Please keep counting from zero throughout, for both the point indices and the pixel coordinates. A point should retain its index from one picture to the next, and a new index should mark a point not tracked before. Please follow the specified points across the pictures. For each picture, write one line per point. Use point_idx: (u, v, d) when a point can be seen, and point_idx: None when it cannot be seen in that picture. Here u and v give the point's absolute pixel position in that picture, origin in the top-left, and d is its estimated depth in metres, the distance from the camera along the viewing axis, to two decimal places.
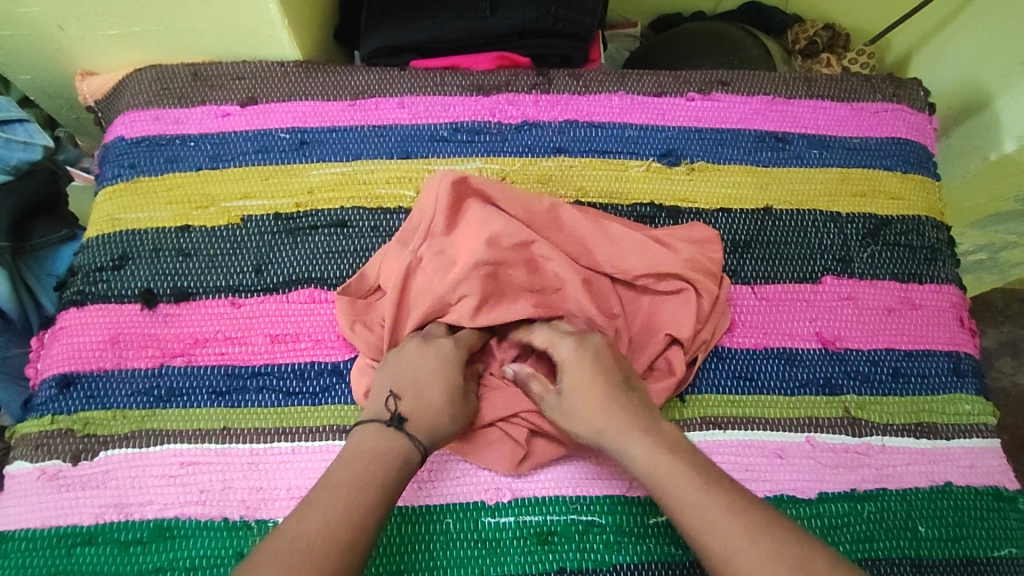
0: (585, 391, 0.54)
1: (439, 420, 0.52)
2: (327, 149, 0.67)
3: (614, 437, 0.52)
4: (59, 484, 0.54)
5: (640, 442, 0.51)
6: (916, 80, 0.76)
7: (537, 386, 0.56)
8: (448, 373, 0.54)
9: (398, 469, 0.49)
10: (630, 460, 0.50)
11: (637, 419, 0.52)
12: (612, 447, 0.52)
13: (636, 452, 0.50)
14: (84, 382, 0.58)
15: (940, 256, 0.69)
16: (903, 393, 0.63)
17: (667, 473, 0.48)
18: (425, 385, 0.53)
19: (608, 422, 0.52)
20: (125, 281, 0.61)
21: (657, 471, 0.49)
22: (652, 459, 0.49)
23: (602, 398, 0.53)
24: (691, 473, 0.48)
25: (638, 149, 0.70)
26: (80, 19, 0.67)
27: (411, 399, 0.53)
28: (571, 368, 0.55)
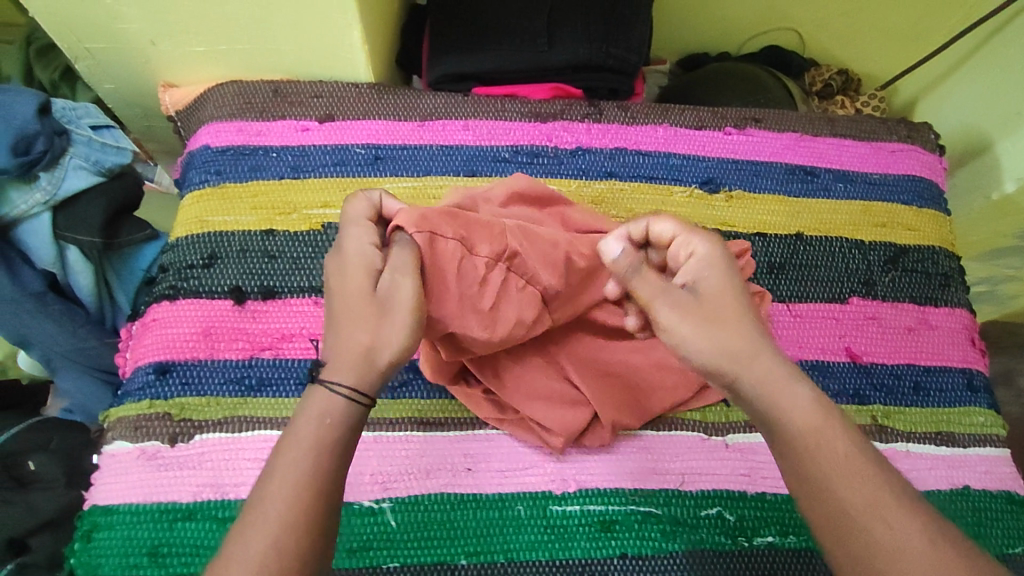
0: (729, 302, 0.51)
1: (362, 343, 0.47)
2: (399, 165, 0.73)
3: (757, 371, 0.48)
4: (158, 463, 0.59)
5: (800, 384, 0.47)
6: (927, 124, 0.83)
7: (655, 279, 0.51)
8: (359, 283, 0.48)
9: (323, 429, 0.45)
10: (788, 403, 0.47)
11: (784, 360, 0.49)
12: (754, 383, 0.48)
13: (798, 397, 0.47)
14: (180, 370, 0.63)
15: (953, 282, 0.76)
16: (925, 405, 0.70)
17: (828, 426, 0.46)
18: (342, 309, 0.49)
19: (758, 353, 0.48)
20: (215, 278, 0.66)
21: (820, 423, 0.46)
22: (814, 410, 0.46)
23: (746, 315, 0.50)
24: (850, 445, 0.45)
25: (681, 176, 0.76)
26: (172, 36, 0.70)
27: (335, 335, 0.48)
28: (712, 269, 0.52)
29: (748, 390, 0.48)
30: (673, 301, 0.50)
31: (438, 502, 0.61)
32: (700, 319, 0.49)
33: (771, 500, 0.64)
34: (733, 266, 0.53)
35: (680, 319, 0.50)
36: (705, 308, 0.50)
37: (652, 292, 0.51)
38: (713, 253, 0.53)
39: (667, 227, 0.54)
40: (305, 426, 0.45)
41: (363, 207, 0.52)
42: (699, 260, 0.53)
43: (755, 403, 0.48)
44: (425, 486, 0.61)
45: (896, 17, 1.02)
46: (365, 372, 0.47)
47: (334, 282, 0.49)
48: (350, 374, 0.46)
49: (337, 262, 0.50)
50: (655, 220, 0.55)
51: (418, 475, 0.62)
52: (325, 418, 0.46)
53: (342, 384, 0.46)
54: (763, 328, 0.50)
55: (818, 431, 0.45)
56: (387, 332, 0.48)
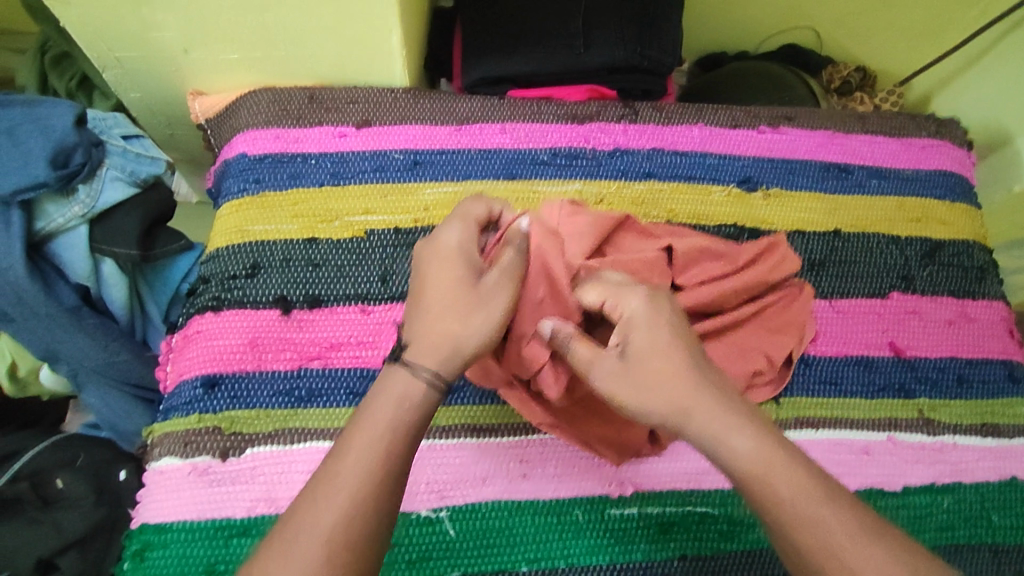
0: (659, 360, 0.47)
1: (450, 334, 0.48)
2: (438, 169, 0.72)
3: (700, 426, 0.45)
4: (209, 479, 0.58)
5: (743, 434, 0.45)
6: (954, 119, 0.84)
7: (585, 348, 0.49)
8: (459, 275, 0.50)
9: (402, 414, 0.46)
10: (731, 456, 0.44)
11: (728, 409, 0.46)
12: (701, 436, 0.45)
13: (738, 447, 0.44)
14: (227, 383, 0.61)
15: (988, 275, 0.77)
16: (968, 397, 0.70)
17: (776, 475, 0.43)
18: (434, 297, 0.49)
19: (692, 409, 0.46)
20: (260, 288, 0.65)
21: (769, 471, 0.43)
22: (759, 458, 0.44)
23: (677, 369, 0.47)
24: (810, 486, 0.43)
25: (719, 176, 0.76)
26: (206, 44, 0.69)
27: (423, 321, 0.49)
28: (639, 327, 0.48)
29: (696, 445, 0.46)
30: (602, 370, 0.47)
31: (495, 510, 0.60)
32: (633, 386, 0.47)
33: None
34: (668, 314, 0.49)
35: (612, 386, 0.47)
36: (636, 372, 0.47)
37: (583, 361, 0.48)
38: (641, 307, 0.49)
39: (614, 277, 0.52)
40: (383, 408, 0.46)
41: (479, 207, 0.54)
42: (627, 320, 0.49)
43: (705, 458, 0.46)
44: (481, 494, 0.60)
45: (910, 14, 1.04)
46: (449, 361, 0.48)
47: (427, 268, 0.51)
48: (437, 361, 0.47)
49: (434, 250, 0.51)
50: (584, 287, 0.51)
51: (474, 483, 0.60)
52: (404, 402, 0.46)
53: (425, 370, 0.47)
54: (697, 381, 0.47)
55: (765, 476, 0.43)
56: (477, 324, 0.49)
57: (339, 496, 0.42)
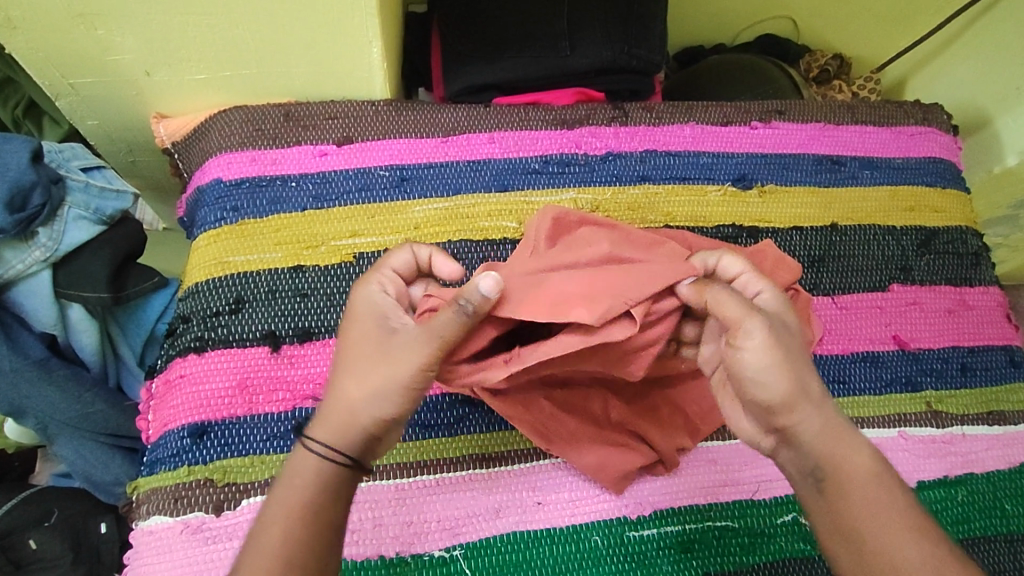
0: (802, 348, 0.48)
1: (348, 398, 0.46)
2: (426, 185, 0.69)
3: (829, 417, 0.47)
4: (204, 536, 0.54)
5: (860, 439, 0.47)
6: (939, 104, 0.84)
7: (733, 309, 0.47)
8: (366, 331, 0.48)
9: (295, 493, 0.45)
10: (847, 455, 0.46)
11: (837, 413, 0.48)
12: (828, 427, 0.46)
13: (857, 449, 0.46)
14: (216, 430, 0.58)
15: (983, 260, 0.77)
16: (972, 385, 0.71)
17: (885, 484, 0.46)
18: (346, 361, 0.48)
19: (824, 399, 0.47)
20: (246, 324, 0.61)
21: (878, 477, 0.46)
22: (870, 465, 0.46)
23: (809, 365, 0.49)
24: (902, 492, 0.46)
25: (714, 175, 0.75)
26: (170, 64, 0.64)
27: (331, 383, 0.48)
28: (783, 312, 0.50)
29: (815, 435, 0.46)
30: (770, 329, 0.46)
31: (511, 542, 0.57)
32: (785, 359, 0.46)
33: None
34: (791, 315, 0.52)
35: (756, 350, 0.46)
36: (790, 347, 0.47)
37: (739, 317, 0.46)
38: (778, 297, 0.51)
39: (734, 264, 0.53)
40: (284, 491, 0.45)
41: (403, 260, 0.52)
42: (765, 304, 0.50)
43: (821, 450, 0.46)
44: (495, 527, 0.57)
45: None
46: (344, 432, 0.46)
47: (342, 331, 0.49)
48: (328, 433, 0.46)
49: (349, 305, 0.50)
50: (723, 256, 0.54)
51: (487, 516, 0.58)
52: (298, 482, 0.45)
53: (317, 441, 0.46)
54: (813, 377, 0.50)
55: (877, 478, 0.46)
56: (374, 384, 0.46)
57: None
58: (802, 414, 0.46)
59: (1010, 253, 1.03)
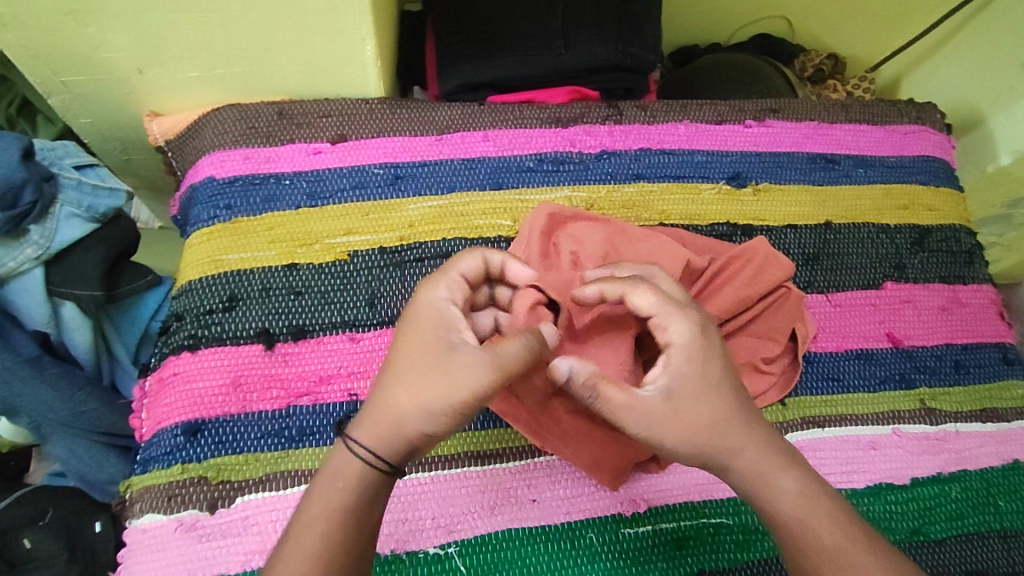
0: (715, 402, 0.49)
1: (398, 404, 0.47)
2: (421, 183, 0.69)
3: (753, 461, 0.49)
4: (197, 535, 0.54)
5: (785, 474, 0.49)
6: (932, 103, 0.84)
7: (619, 393, 0.47)
8: (427, 340, 0.48)
9: (336, 494, 0.46)
10: (773, 495, 0.49)
11: (771, 448, 0.50)
12: (750, 471, 0.49)
13: (784, 487, 0.49)
14: (210, 428, 0.57)
15: (976, 258, 0.77)
16: (966, 383, 0.71)
17: (818, 519, 0.48)
18: (399, 368, 0.48)
19: (741, 447, 0.49)
20: (239, 322, 0.61)
21: (809, 514, 0.48)
22: (801, 501, 0.48)
23: (733, 409, 0.49)
24: (839, 518, 0.48)
25: (708, 173, 0.75)
26: (163, 62, 0.64)
27: (382, 388, 0.48)
28: (700, 360, 0.49)
29: (737, 478, 0.49)
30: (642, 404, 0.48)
31: (506, 539, 0.57)
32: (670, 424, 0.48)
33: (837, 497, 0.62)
34: (719, 351, 0.50)
35: (652, 425, 0.48)
36: (686, 411, 0.48)
37: (621, 405, 0.47)
38: (694, 339, 0.50)
39: (644, 301, 0.50)
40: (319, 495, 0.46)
41: (472, 265, 0.52)
42: (678, 350, 0.50)
43: (746, 490, 0.50)
44: (490, 524, 0.57)
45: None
46: (392, 440, 0.47)
47: (402, 335, 0.49)
48: (375, 438, 0.47)
49: (409, 310, 0.50)
50: (633, 289, 0.51)
51: (482, 513, 0.58)
52: (340, 483, 0.47)
53: (360, 445, 0.47)
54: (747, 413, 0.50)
55: (804, 521, 0.48)
56: (437, 394, 0.46)
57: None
58: (719, 463, 0.49)
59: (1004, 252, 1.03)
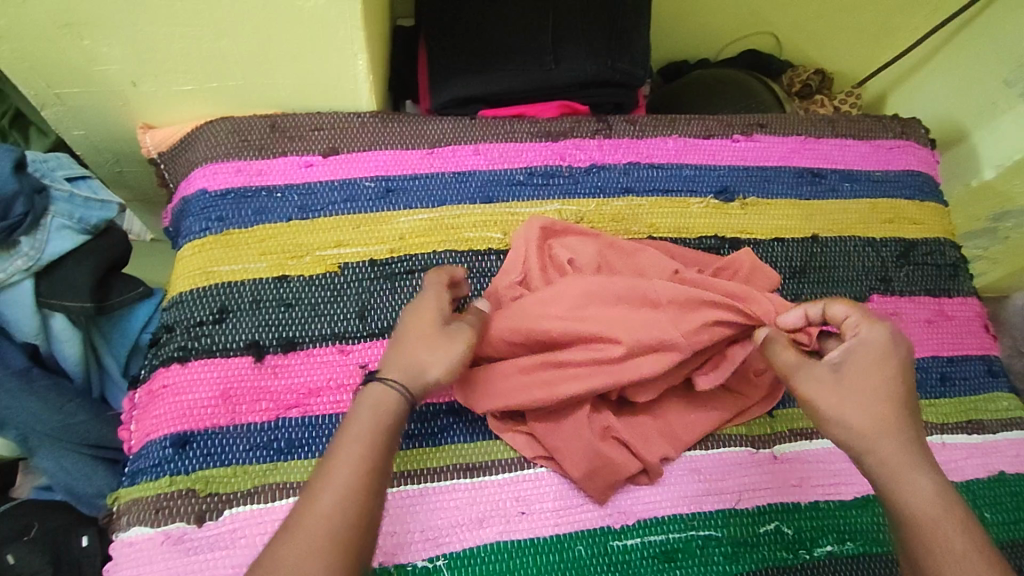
0: (877, 387, 0.50)
1: (417, 360, 0.52)
2: (412, 196, 0.69)
3: (891, 451, 0.49)
4: (185, 548, 0.54)
5: (924, 473, 0.48)
6: (916, 119, 0.86)
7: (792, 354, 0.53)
8: (435, 313, 0.55)
9: (382, 415, 0.49)
10: (907, 484, 0.48)
11: (916, 449, 0.49)
12: (888, 463, 0.48)
13: (920, 483, 0.47)
14: (199, 440, 0.57)
15: (961, 272, 0.78)
16: (952, 395, 0.71)
17: (952, 521, 0.46)
18: (411, 329, 0.54)
19: (889, 434, 0.49)
20: (229, 334, 0.61)
21: (940, 513, 0.46)
22: (938, 500, 0.47)
23: (891, 398, 0.50)
24: (965, 527, 0.46)
25: (696, 187, 0.76)
26: (157, 75, 0.65)
27: (395, 347, 0.53)
28: (880, 356, 0.51)
29: (873, 466, 0.49)
30: (812, 376, 0.52)
31: (494, 552, 0.57)
32: (842, 398, 0.50)
33: (826, 508, 0.63)
34: (902, 355, 0.52)
35: (813, 388, 0.51)
36: (849, 389, 0.51)
37: (791, 365, 0.53)
38: (886, 340, 0.52)
39: (837, 309, 0.54)
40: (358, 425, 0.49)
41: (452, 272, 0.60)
42: (866, 344, 0.52)
43: (877, 480, 0.49)
44: (479, 537, 0.57)
45: (864, 16, 1.06)
46: (416, 381, 0.51)
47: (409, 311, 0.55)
48: (407, 378, 0.51)
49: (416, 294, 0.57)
50: (829, 302, 0.55)
51: (471, 526, 0.58)
52: (380, 411, 0.49)
53: (396, 380, 0.51)
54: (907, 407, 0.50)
55: (936, 518, 0.46)
56: (439, 357, 0.53)
57: (327, 502, 0.45)
58: (860, 445, 0.50)
59: (989, 265, 1.05)
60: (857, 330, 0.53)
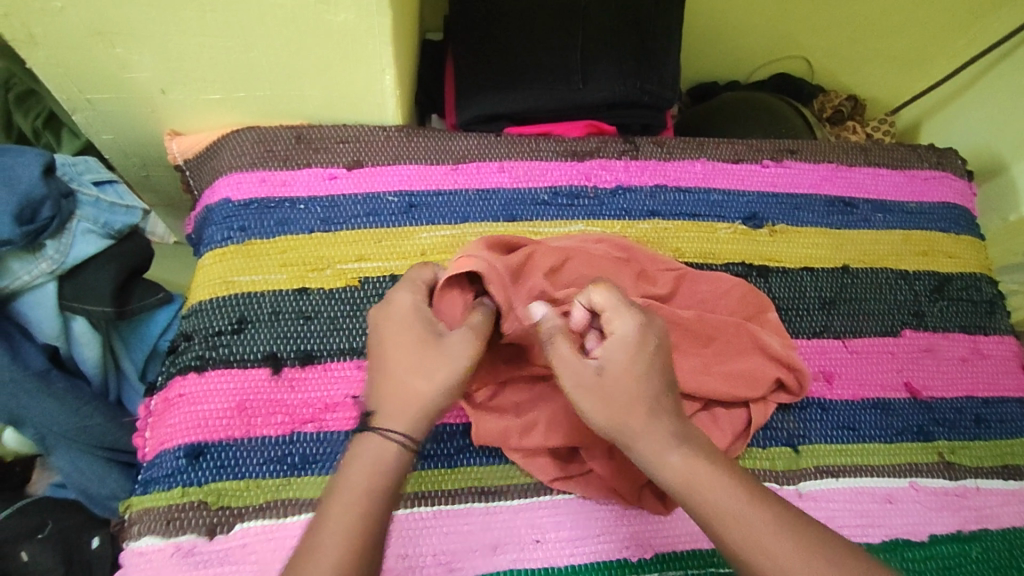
0: (633, 379, 0.47)
1: (416, 391, 0.47)
2: (435, 212, 0.69)
3: (641, 442, 0.46)
4: (193, 561, 0.53)
5: (677, 449, 0.46)
6: (953, 149, 0.83)
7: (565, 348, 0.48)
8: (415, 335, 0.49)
9: (376, 479, 0.44)
10: (664, 470, 0.46)
11: (682, 428, 0.47)
12: (644, 450, 0.46)
13: (672, 460, 0.46)
14: (212, 452, 0.57)
15: (998, 309, 0.76)
16: (986, 437, 0.69)
17: (712, 486, 0.45)
18: (400, 358, 0.48)
19: (652, 414, 0.47)
20: (247, 345, 0.61)
21: (695, 483, 0.45)
22: (687, 470, 0.45)
23: (649, 387, 0.47)
24: (736, 493, 0.44)
25: (724, 213, 0.74)
26: (186, 84, 0.65)
27: (387, 388, 0.47)
28: (626, 348, 0.47)
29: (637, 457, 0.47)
30: (574, 374, 0.47)
31: None
32: (603, 390, 0.47)
33: None
34: (654, 345, 0.48)
35: (585, 398, 0.47)
36: (607, 377, 0.47)
37: (562, 358, 0.47)
38: (632, 331, 0.48)
39: (602, 297, 0.49)
40: (336, 514, 0.43)
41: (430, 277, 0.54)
42: (616, 339, 0.48)
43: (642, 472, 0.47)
44: (491, 563, 0.56)
45: (901, 42, 1.04)
46: (417, 420, 0.46)
47: (409, 312, 0.50)
48: (405, 421, 0.46)
49: (386, 315, 0.51)
50: (594, 288, 0.50)
51: (484, 552, 0.56)
52: (376, 468, 0.45)
53: (394, 431, 0.46)
54: (625, 381, 0.47)
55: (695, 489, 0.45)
56: (442, 378, 0.47)
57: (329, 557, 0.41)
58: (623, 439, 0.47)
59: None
60: (610, 324, 0.49)
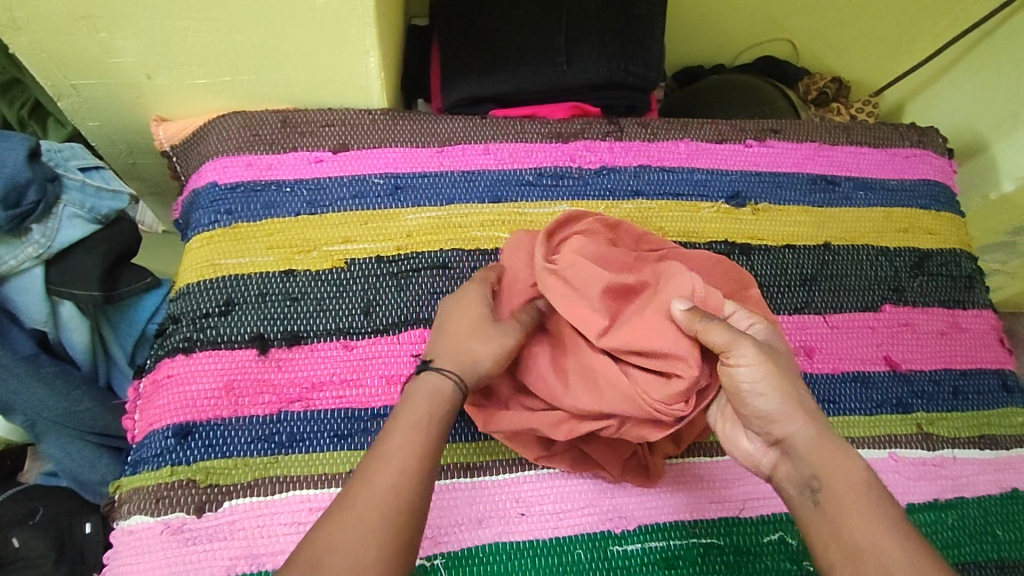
0: (799, 379, 0.52)
1: (473, 352, 0.53)
2: (421, 194, 0.69)
3: (807, 440, 0.49)
4: (183, 538, 0.54)
5: (841, 452, 0.49)
6: (933, 128, 0.84)
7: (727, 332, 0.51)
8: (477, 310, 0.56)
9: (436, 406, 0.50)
10: (830, 464, 0.48)
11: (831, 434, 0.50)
12: (808, 448, 0.49)
13: (841, 459, 0.48)
14: (200, 431, 0.58)
15: (976, 283, 0.77)
16: (964, 409, 0.70)
17: (866, 493, 0.47)
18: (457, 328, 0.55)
19: (815, 416, 0.50)
20: (234, 326, 0.61)
21: (857, 485, 0.47)
22: (852, 475, 0.47)
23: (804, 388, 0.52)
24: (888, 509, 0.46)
25: (707, 192, 0.75)
26: (171, 68, 0.65)
27: (445, 342, 0.54)
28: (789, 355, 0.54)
29: (796, 448, 0.49)
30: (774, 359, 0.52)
31: (493, 553, 0.56)
32: (787, 378, 0.51)
33: None
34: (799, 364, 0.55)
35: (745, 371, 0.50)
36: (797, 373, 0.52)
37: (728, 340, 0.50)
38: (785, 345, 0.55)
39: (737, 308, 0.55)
40: (403, 433, 0.48)
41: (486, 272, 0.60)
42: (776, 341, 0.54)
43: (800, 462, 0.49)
44: (477, 537, 0.57)
45: (885, 24, 1.04)
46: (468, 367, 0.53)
47: (467, 296, 0.57)
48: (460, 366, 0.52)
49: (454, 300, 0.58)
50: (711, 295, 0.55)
51: (470, 526, 0.57)
52: (435, 397, 0.51)
53: (452, 370, 0.52)
54: (803, 395, 0.51)
55: (847, 489, 0.47)
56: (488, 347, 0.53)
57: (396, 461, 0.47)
58: (781, 427, 0.50)
59: (1008, 279, 1.05)
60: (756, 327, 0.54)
